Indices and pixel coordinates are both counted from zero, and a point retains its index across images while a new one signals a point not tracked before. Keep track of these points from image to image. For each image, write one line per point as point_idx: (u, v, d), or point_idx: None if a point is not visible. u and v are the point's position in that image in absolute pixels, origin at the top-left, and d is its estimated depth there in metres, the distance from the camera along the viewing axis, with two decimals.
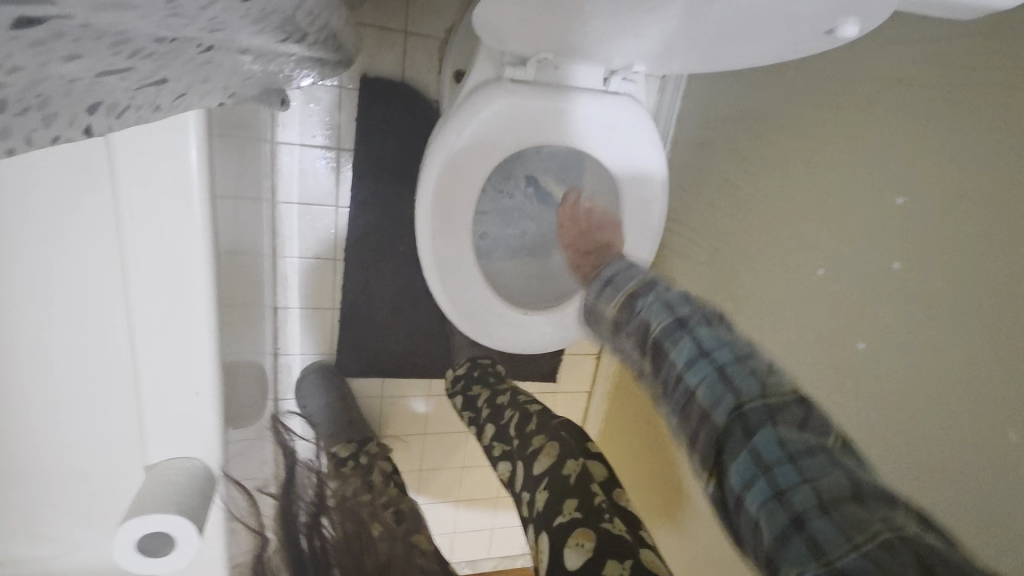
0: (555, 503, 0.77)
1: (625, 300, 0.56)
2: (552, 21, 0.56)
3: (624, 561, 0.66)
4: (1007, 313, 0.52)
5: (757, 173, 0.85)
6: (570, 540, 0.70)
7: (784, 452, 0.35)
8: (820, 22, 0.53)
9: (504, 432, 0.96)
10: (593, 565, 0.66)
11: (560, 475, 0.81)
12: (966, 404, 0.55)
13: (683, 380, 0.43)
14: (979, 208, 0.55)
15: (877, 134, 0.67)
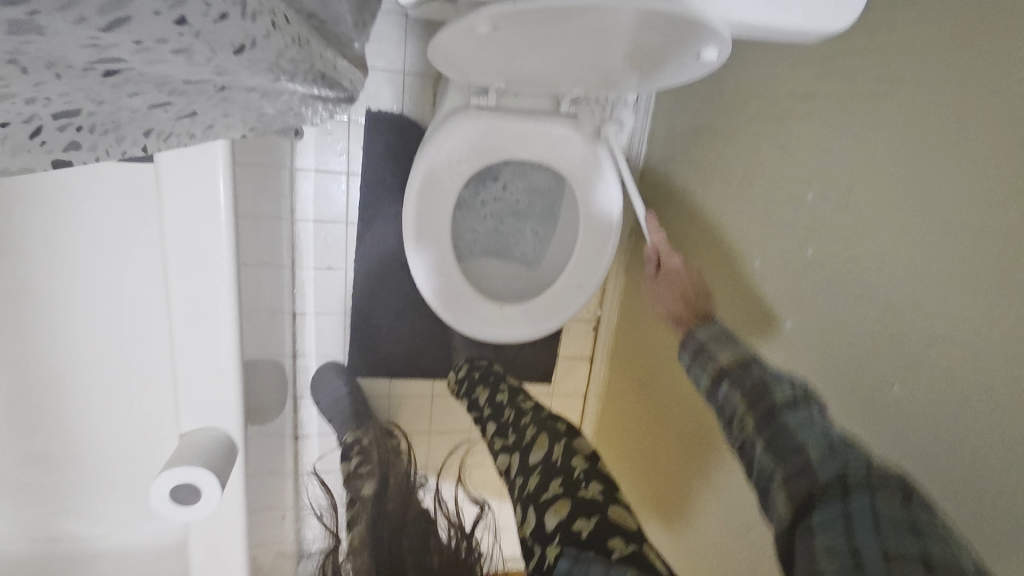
0: (542, 479, 0.71)
1: (730, 362, 0.61)
2: (495, 58, 0.70)
3: (591, 518, 0.61)
4: (889, 284, 0.61)
5: (711, 182, 0.96)
6: (549, 508, 0.65)
7: (864, 465, 0.44)
8: (689, 51, 0.63)
9: (501, 427, 0.90)
10: (564, 527, 0.62)
11: (549, 457, 0.75)
12: (865, 367, 0.64)
13: (750, 437, 0.52)
14: (866, 198, 0.65)
15: (792, 139, 0.77)
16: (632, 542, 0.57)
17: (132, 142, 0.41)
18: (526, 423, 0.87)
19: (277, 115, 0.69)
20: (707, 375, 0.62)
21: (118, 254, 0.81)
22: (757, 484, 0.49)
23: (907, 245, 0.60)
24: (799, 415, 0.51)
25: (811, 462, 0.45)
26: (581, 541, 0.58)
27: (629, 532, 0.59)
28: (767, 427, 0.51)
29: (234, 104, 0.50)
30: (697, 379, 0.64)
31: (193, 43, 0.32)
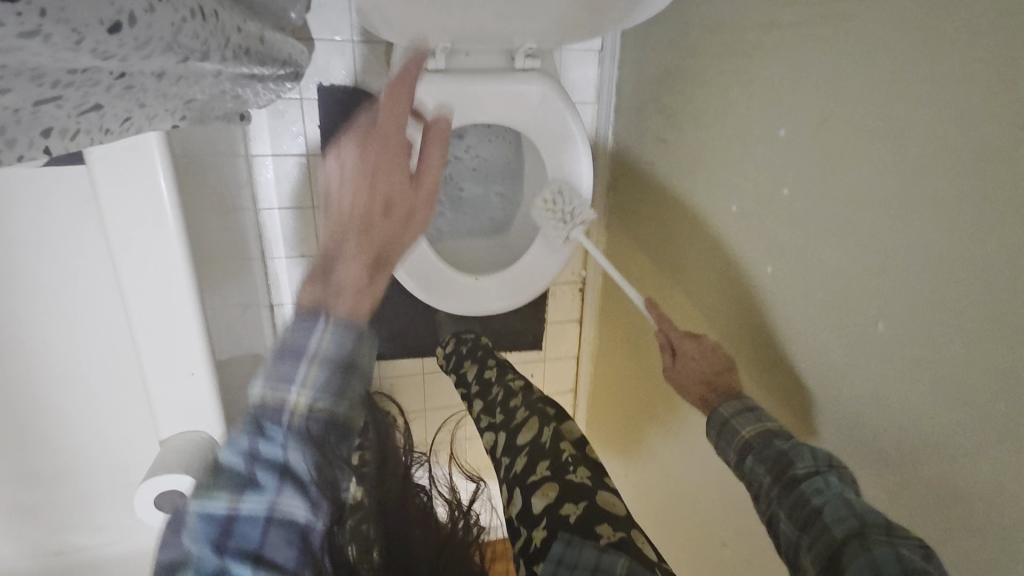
0: (529, 460, 0.68)
1: (757, 425, 0.61)
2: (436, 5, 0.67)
3: (579, 503, 0.58)
4: (868, 217, 0.58)
5: (683, 128, 0.92)
6: (536, 491, 0.62)
7: (882, 528, 0.45)
8: None
9: (488, 405, 0.88)
10: (552, 509, 0.59)
11: (537, 437, 0.72)
12: (848, 305, 0.62)
13: (775, 522, 0.53)
14: (838, 129, 0.62)
15: (760, 74, 0.73)
16: (620, 529, 0.55)
17: (29, 145, 0.37)
18: (514, 403, 0.83)
19: (213, 98, 0.64)
20: (733, 449, 0.61)
21: (60, 266, 0.71)
22: (787, 560, 0.51)
23: (882, 176, 0.57)
24: (816, 482, 0.51)
25: (831, 526, 0.47)
26: (569, 526, 0.56)
27: (616, 519, 0.57)
28: (789, 495, 0.52)
29: (143, 92, 0.46)
30: (727, 442, 0.63)
31: (48, 25, 0.28)
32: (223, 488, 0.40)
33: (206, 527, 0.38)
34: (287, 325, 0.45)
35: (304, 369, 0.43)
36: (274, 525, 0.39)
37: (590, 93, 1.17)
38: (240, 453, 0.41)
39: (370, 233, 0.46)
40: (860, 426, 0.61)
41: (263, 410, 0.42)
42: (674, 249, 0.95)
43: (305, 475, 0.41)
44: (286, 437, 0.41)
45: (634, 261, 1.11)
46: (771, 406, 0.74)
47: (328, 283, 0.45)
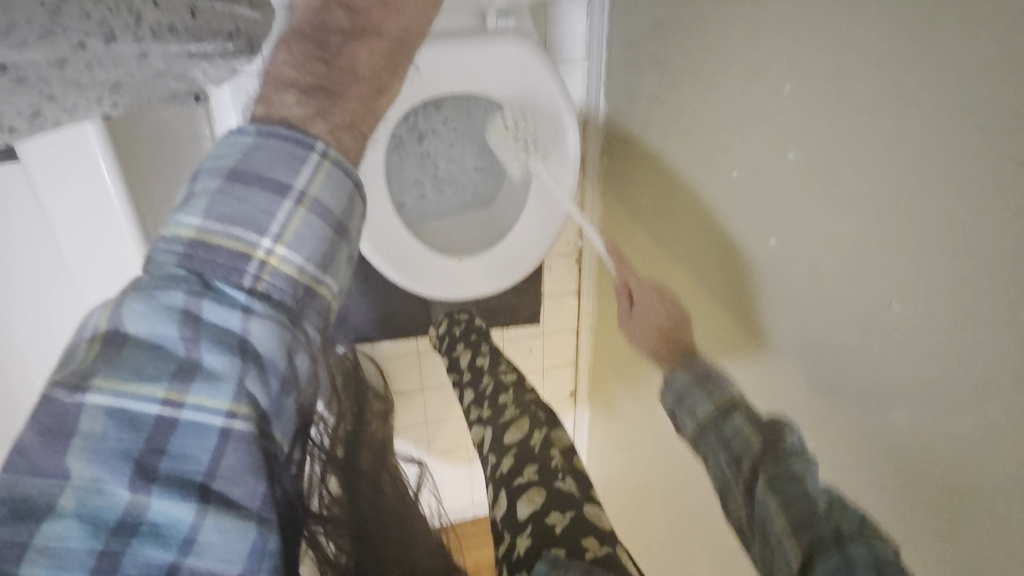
0: (516, 462, 0.66)
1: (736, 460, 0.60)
2: None
3: (565, 513, 0.56)
4: (884, 184, 0.52)
5: (678, 86, 0.84)
6: (523, 495, 0.60)
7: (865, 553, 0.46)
8: None
9: (478, 396, 0.85)
10: (537, 517, 0.57)
11: (527, 439, 0.70)
12: (860, 280, 0.56)
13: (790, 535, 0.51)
14: (852, 84, 0.54)
15: (763, 23, 0.65)
16: (607, 543, 0.53)
17: None
18: (504, 399, 0.80)
19: (149, 81, 0.57)
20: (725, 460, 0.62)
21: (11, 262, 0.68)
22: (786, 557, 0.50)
23: (903, 140, 0.50)
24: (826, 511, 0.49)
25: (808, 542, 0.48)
26: (554, 537, 0.53)
27: (603, 531, 0.55)
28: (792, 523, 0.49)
29: (41, 81, 0.39)
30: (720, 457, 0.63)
31: None
32: (153, 367, 0.29)
33: (127, 430, 0.28)
34: (242, 149, 0.34)
35: (283, 214, 0.33)
36: (231, 439, 0.30)
37: (580, 51, 1.08)
38: (179, 315, 0.30)
39: (342, 81, 0.38)
40: (868, 415, 0.57)
41: (211, 259, 0.32)
42: (672, 217, 0.89)
43: (271, 358, 0.32)
44: (249, 304, 0.32)
45: (628, 233, 1.06)
46: (775, 388, 0.69)
47: (301, 98, 0.36)
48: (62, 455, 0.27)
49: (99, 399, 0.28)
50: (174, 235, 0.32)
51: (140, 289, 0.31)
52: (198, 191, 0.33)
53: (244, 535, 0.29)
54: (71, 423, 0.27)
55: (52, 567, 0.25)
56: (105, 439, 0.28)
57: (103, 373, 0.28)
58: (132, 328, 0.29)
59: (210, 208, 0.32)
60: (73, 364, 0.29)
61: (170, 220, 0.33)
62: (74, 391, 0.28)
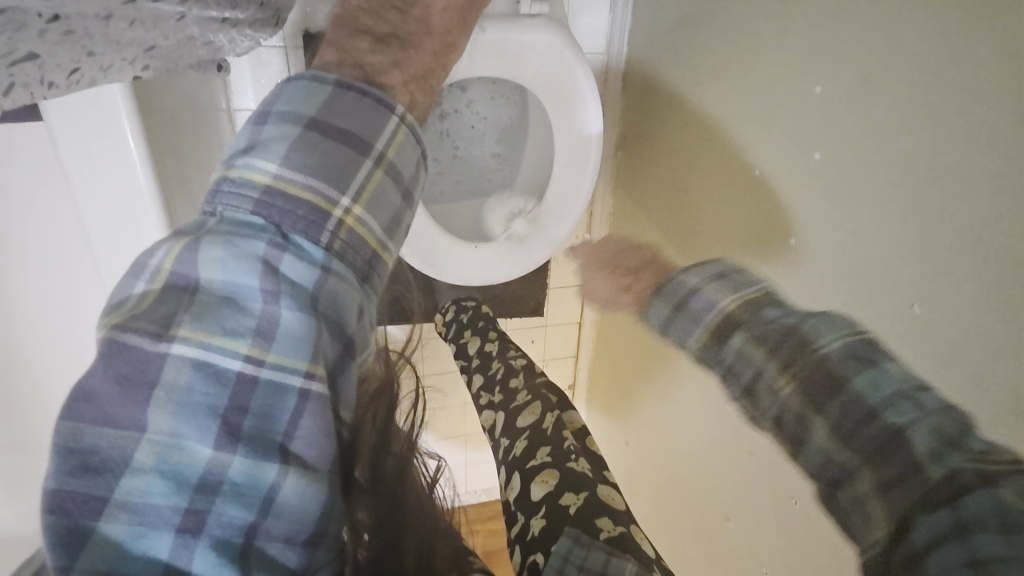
0: (529, 445, 0.67)
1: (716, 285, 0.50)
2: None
3: (579, 493, 0.57)
4: (911, 187, 0.53)
5: (701, 84, 0.85)
6: (536, 477, 0.61)
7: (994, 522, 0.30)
8: None
9: (488, 381, 0.85)
10: (552, 497, 0.58)
11: (538, 423, 0.70)
12: (878, 281, 0.57)
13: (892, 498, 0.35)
14: (883, 89, 0.55)
15: (796, 23, 0.66)
16: (621, 522, 0.53)
17: None
18: (514, 385, 0.81)
19: (180, 46, 0.56)
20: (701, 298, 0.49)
21: (33, 226, 0.68)
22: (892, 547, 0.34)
23: (933, 145, 0.50)
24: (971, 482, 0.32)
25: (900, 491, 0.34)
26: (571, 517, 0.54)
27: (617, 511, 0.55)
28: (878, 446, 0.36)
29: (86, 36, 0.39)
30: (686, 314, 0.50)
31: None
32: (234, 319, 0.28)
33: (211, 384, 0.27)
34: (321, 102, 0.34)
35: (360, 176, 0.34)
36: (311, 401, 0.30)
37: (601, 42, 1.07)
38: (260, 265, 0.29)
39: (413, 33, 0.41)
40: None
41: (289, 211, 0.31)
42: (686, 213, 0.91)
43: (343, 317, 0.32)
44: (326, 262, 0.32)
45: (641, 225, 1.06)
46: None
47: (375, 45, 0.38)
48: (142, 407, 0.26)
49: (185, 350, 0.27)
50: (246, 179, 0.31)
51: (214, 232, 0.30)
52: (269, 138, 0.33)
53: (316, 494, 0.30)
54: (155, 372, 0.26)
55: (135, 522, 0.25)
56: (190, 393, 0.27)
57: (187, 323, 0.27)
58: (207, 275, 0.29)
59: (288, 157, 0.32)
60: (148, 306, 0.27)
61: (239, 161, 0.32)
62: (159, 340, 0.26)
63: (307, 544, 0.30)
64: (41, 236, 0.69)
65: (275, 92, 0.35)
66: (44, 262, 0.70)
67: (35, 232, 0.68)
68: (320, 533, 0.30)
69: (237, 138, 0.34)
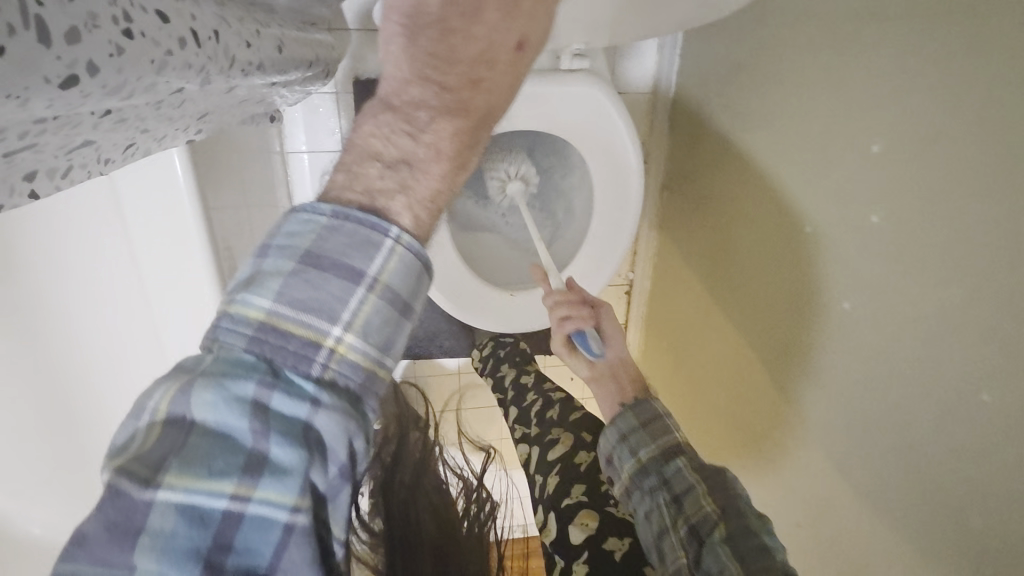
0: (563, 482, 0.68)
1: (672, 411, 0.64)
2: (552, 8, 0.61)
3: (624, 538, 0.59)
4: (976, 267, 0.48)
5: (752, 130, 0.82)
6: (575, 519, 0.63)
7: None
8: None
9: (523, 415, 0.85)
10: (594, 542, 0.60)
11: (571, 457, 0.72)
12: (939, 358, 0.52)
13: None
14: (949, 154, 0.51)
15: (854, 75, 0.62)
16: None
17: (8, 189, 0.35)
18: (552, 416, 0.80)
19: (233, 108, 0.59)
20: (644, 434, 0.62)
21: (72, 268, 0.71)
22: None
23: (1000, 222, 0.46)
24: None
25: None
26: (614, 564, 0.57)
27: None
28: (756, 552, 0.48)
29: (137, 120, 0.41)
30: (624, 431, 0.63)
31: None
32: (223, 458, 0.28)
33: (196, 527, 0.27)
34: (317, 232, 0.32)
35: (354, 302, 0.32)
36: (296, 534, 0.29)
37: (648, 83, 1.05)
38: (250, 407, 0.28)
39: (425, 159, 0.34)
40: (941, 507, 0.52)
41: (282, 346, 0.30)
42: (732, 261, 0.87)
43: (335, 450, 0.30)
44: (318, 394, 0.30)
45: (687, 273, 1.03)
46: (840, 457, 0.65)
47: (382, 172, 0.33)
48: (129, 553, 0.26)
49: (171, 496, 0.26)
50: (242, 315, 0.30)
51: (206, 372, 0.29)
52: (269, 271, 0.31)
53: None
54: (139, 519, 0.26)
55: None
56: (175, 538, 0.26)
57: (175, 469, 0.27)
58: (199, 416, 0.28)
59: (283, 290, 0.31)
60: (139, 450, 0.27)
61: (237, 294, 0.31)
62: (145, 486, 0.26)
63: None
64: (81, 276, 0.72)
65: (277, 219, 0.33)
66: (83, 297, 0.74)
67: (77, 272, 0.71)
68: None
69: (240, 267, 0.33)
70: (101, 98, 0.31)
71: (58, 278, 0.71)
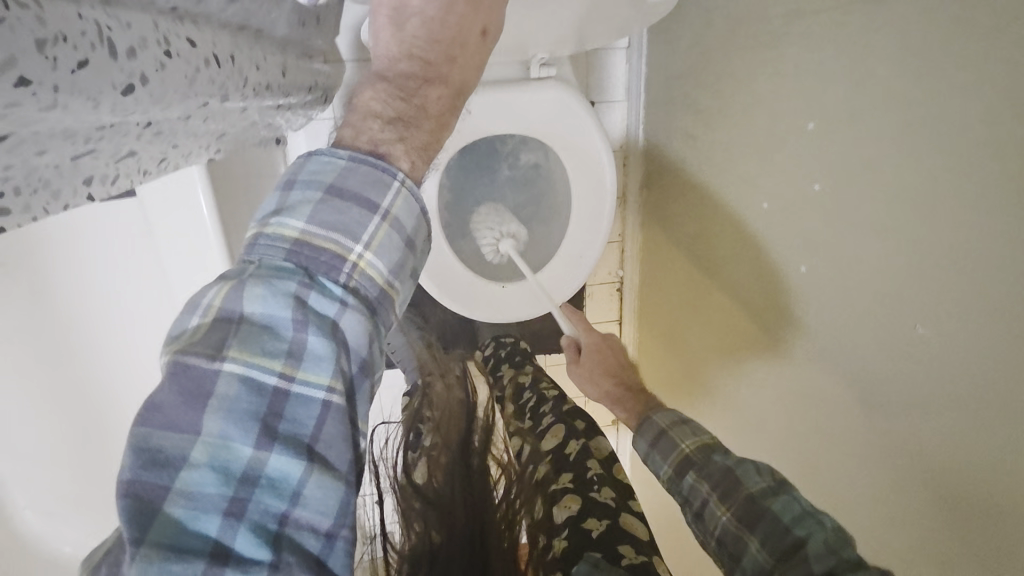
0: (551, 469, 0.73)
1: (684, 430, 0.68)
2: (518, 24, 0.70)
3: (602, 519, 0.62)
4: (907, 215, 0.55)
5: (710, 123, 0.90)
6: (559, 502, 0.68)
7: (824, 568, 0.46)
8: None
9: (519, 408, 0.91)
10: (574, 520, 0.64)
11: (562, 448, 0.76)
12: (890, 302, 0.59)
13: None
14: (870, 123, 0.58)
15: (787, 65, 0.70)
16: (642, 552, 0.58)
17: (72, 193, 0.42)
18: (545, 411, 0.86)
19: (246, 129, 0.68)
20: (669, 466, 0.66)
21: (109, 270, 0.83)
22: None
23: (922, 176, 0.53)
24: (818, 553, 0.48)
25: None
26: (592, 541, 0.60)
27: (638, 541, 0.60)
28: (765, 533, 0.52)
29: (169, 134, 0.49)
30: (656, 467, 0.69)
31: (69, 100, 0.30)
32: (273, 342, 0.36)
33: (254, 393, 0.35)
34: (338, 170, 0.40)
35: (371, 228, 0.39)
36: (331, 408, 0.37)
37: (617, 91, 1.14)
38: (292, 301, 0.36)
39: (415, 116, 0.43)
40: (915, 433, 0.58)
41: (315, 257, 0.38)
42: (707, 245, 0.95)
43: (358, 344, 0.38)
44: (344, 297, 0.38)
45: (672, 260, 1.08)
46: (821, 408, 0.71)
47: (384, 127, 0.42)
48: (201, 412, 0.34)
49: (234, 367, 0.35)
50: (279, 233, 0.38)
51: (255, 275, 0.37)
52: (298, 200, 0.39)
53: (338, 493, 0.36)
54: (210, 385, 0.34)
55: (191, 507, 0.32)
56: (237, 401, 0.34)
57: (236, 347, 0.35)
58: (250, 308, 0.36)
59: (313, 215, 0.38)
60: (204, 334, 0.35)
61: (273, 218, 0.38)
62: (213, 359, 0.34)
63: (328, 534, 0.36)
64: (116, 278, 0.84)
65: (300, 161, 0.41)
66: (117, 297, 0.85)
67: (112, 274, 0.83)
68: (339, 524, 0.36)
69: (269, 198, 0.40)
70: (148, 109, 0.39)
71: (96, 278, 0.83)
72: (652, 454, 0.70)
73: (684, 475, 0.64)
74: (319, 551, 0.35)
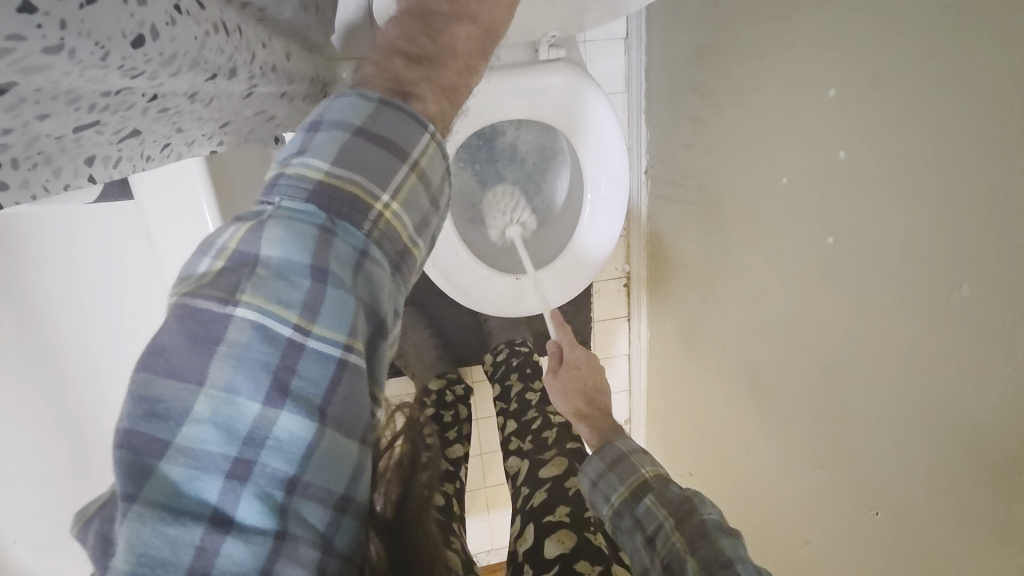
0: (548, 498, 0.70)
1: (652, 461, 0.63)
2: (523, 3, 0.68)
3: (594, 564, 0.59)
4: (938, 173, 0.53)
5: (719, 105, 0.88)
6: (552, 535, 0.64)
7: None
8: None
9: (521, 429, 0.89)
10: (565, 557, 0.60)
11: (562, 480, 0.73)
12: (922, 266, 0.56)
13: None
14: (894, 83, 0.57)
15: (801, 36, 0.69)
16: None
17: (74, 173, 0.39)
18: (547, 437, 0.84)
19: (247, 122, 0.65)
20: (623, 489, 0.60)
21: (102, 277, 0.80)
22: None
23: (952, 131, 0.51)
24: None
25: None
26: None
27: None
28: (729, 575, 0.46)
29: (175, 114, 0.46)
30: (607, 491, 0.61)
31: (74, 42, 0.27)
32: (287, 291, 0.33)
33: (266, 343, 0.32)
34: (368, 112, 0.39)
35: (397, 178, 0.39)
36: (347, 368, 0.34)
37: (620, 83, 1.13)
38: (313, 246, 0.34)
39: (442, 54, 0.43)
40: (954, 405, 0.55)
41: (339, 200, 0.36)
42: (722, 230, 0.92)
43: (377, 298, 0.36)
44: (367, 246, 0.36)
45: (683, 250, 1.06)
46: (850, 389, 0.68)
47: (408, 65, 0.42)
48: (209, 359, 0.31)
49: (247, 313, 0.32)
50: (302, 173, 0.36)
51: (275, 216, 0.34)
52: (322, 140, 0.37)
53: (346, 455, 0.34)
54: (219, 331, 0.31)
55: (190, 466, 0.30)
56: (249, 349, 0.32)
57: (250, 291, 0.32)
58: (266, 250, 0.33)
59: (338, 156, 0.37)
60: (215, 275, 0.32)
61: (296, 158, 0.36)
62: (225, 303, 0.32)
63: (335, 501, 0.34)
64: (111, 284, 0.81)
65: (325, 102, 0.39)
66: (110, 306, 0.82)
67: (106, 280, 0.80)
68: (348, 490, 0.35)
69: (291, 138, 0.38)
70: (157, 75, 0.36)
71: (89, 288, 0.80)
72: (607, 473, 0.63)
73: (639, 499, 0.59)
74: (322, 527, 0.33)
